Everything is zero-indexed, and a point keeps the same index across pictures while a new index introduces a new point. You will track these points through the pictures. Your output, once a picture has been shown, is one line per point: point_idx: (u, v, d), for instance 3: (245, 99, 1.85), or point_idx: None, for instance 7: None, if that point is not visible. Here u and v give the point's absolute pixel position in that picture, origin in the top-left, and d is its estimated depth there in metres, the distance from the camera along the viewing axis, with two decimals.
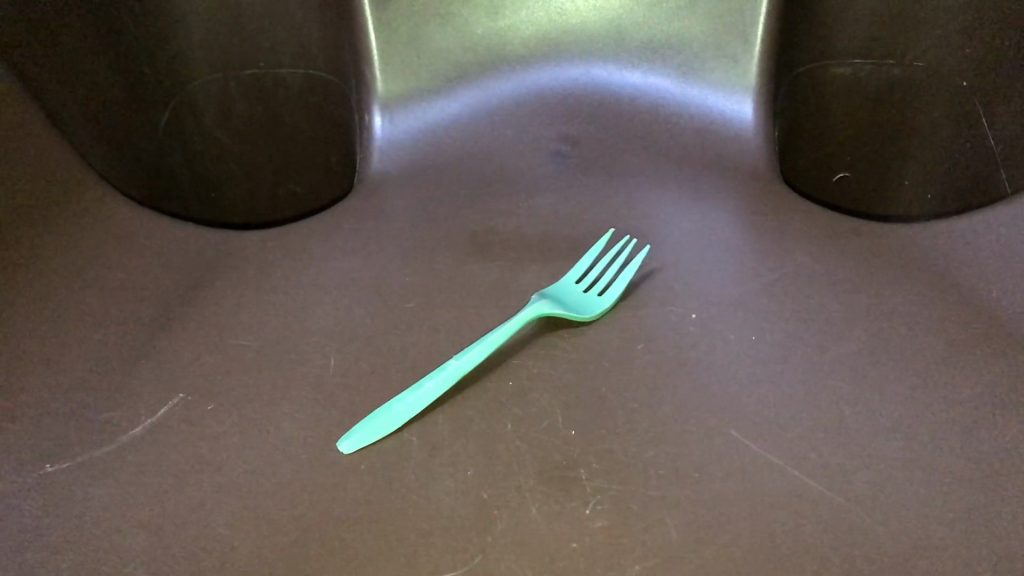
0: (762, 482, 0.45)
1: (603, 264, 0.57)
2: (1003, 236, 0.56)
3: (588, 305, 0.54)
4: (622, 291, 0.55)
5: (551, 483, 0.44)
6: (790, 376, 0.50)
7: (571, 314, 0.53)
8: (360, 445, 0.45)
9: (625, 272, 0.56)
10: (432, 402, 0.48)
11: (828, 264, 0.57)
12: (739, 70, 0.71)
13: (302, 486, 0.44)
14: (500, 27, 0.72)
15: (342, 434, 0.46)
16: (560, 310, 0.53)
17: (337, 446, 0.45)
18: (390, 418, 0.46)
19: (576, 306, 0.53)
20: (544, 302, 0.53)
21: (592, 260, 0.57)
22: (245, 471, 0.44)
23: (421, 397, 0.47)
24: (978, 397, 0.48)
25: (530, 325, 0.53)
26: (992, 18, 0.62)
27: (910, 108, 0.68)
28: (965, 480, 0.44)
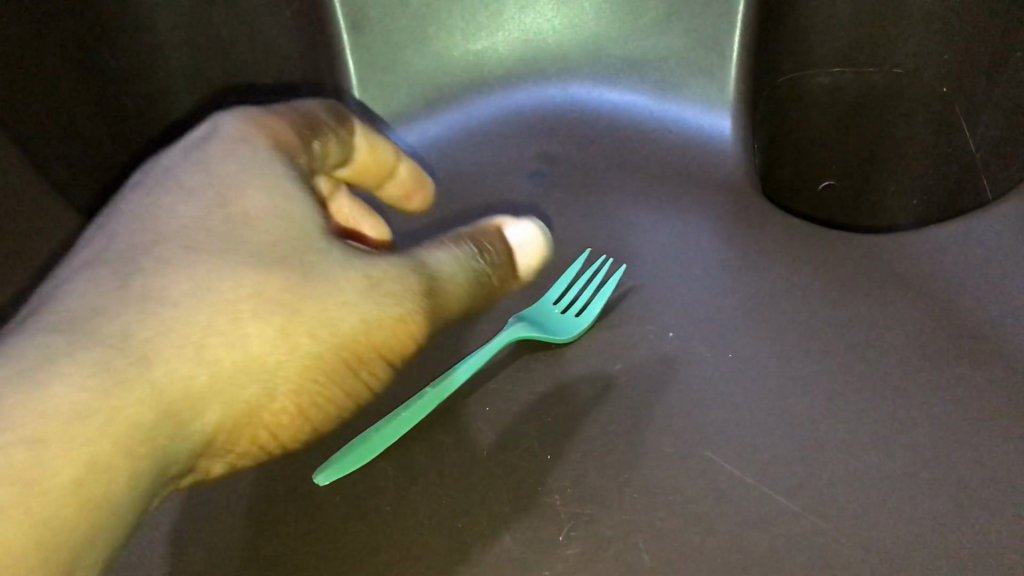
0: (734, 502, 0.45)
1: (580, 283, 0.57)
2: (986, 238, 0.55)
3: (564, 326, 0.54)
4: (598, 309, 0.55)
5: (527, 511, 0.45)
6: (764, 392, 0.50)
7: (547, 336, 0.53)
8: (336, 475, 0.46)
9: (600, 290, 0.56)
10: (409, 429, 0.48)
11: (805, 275, 0.57)
12: (718, 85, 0.68)
13: (286, 523, 0.45)
14: (477, 50, 0.71)
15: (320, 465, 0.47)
16: (535, 331, 0.53)
17: (314, 477, 0.46)
18: (366, 448, 0.47)
19: (552, 327, 0.53)
20: (520, 326, 0.53)
21: (571, 279, 0.57)
22: (238, 511, 0.46)
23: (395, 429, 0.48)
24: (949, 409, 0.48)
25: (505, 351, 0.53)
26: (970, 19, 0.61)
27: (893, 115, 0.68)
28: (934, 495, 0.45)
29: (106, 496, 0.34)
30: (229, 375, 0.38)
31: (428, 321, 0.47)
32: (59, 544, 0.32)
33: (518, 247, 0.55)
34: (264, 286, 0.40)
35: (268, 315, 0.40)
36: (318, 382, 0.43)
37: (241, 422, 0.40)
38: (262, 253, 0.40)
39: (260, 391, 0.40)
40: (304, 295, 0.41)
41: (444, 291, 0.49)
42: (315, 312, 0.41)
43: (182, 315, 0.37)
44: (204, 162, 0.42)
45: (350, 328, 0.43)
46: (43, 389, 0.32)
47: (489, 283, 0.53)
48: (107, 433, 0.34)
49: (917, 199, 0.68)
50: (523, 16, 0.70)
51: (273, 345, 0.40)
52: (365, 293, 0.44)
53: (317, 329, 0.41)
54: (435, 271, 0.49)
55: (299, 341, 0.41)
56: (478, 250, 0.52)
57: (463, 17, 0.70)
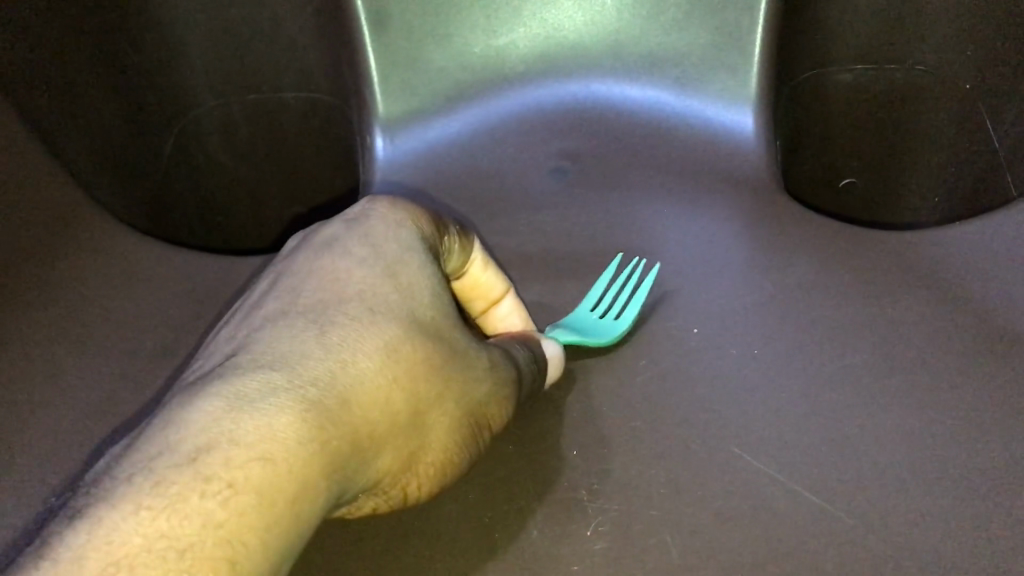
0: (762, 496, 0.45)
1: (616, 288, 0.57)
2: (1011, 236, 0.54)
3: (600, 332, 0.53)
4: (634, 315, 0.54)
5: (553, 506, 0.46)
6: (790, 386, 0.50)
7: (588, 341, 0.53)
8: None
9: (636, 297, 0.55)
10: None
11: (830, 272, 0.57)
12: (738, 79, 0.69)
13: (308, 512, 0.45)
14: (499, 46, 0.71)
15: None
16: (576, 337, 0.53)
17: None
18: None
19: (589, 332, 0.53)
20: (561, 331, 0.53)
21: (605, 285, 0.57)
22: None
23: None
24: (979, 404, 0.48)
25: None
26: (996, 12, 0.61)
27: (911, 113, 0.68)
28: (964, 489, 0.45)
29: (315, 514, 0.32)
30: (410, 421, 0.38)
31: (518, 393, 0.47)
32: (277, 549, 0.30)
33: (553, 354, 0.50)
34: (433, 349, 0.39)
35: (435, 382, 0.39)
36: (468, 454, 0.42)
37: (400, 481, 0.39)
38: (425, 321, 0.40)
39: (424, 450, 0.39)
40: (456, 370, 0.40)
41: (531, 381, 0.47)
42: (463, 389, 0.41)
43: (381, 363, 0.36)
44: (373, 232, 0.41)
45: (489, 406, 0.43)
46: (263, 414, 0.32)
47: (533, 391, 0.48)
48: (316, 459, 0.32)
49: (942, 201, 0.66)
50: (544, 13, 0.70)
51: (434, 408, 0.39)
52: (490, 372, 0.43)
53: (463, 406, 0.41)
54: (528, 372, 0.47)
55: (450, 419, 0.40)
56: (538, 351, 0.49)
57: (483, 14, 0.70)
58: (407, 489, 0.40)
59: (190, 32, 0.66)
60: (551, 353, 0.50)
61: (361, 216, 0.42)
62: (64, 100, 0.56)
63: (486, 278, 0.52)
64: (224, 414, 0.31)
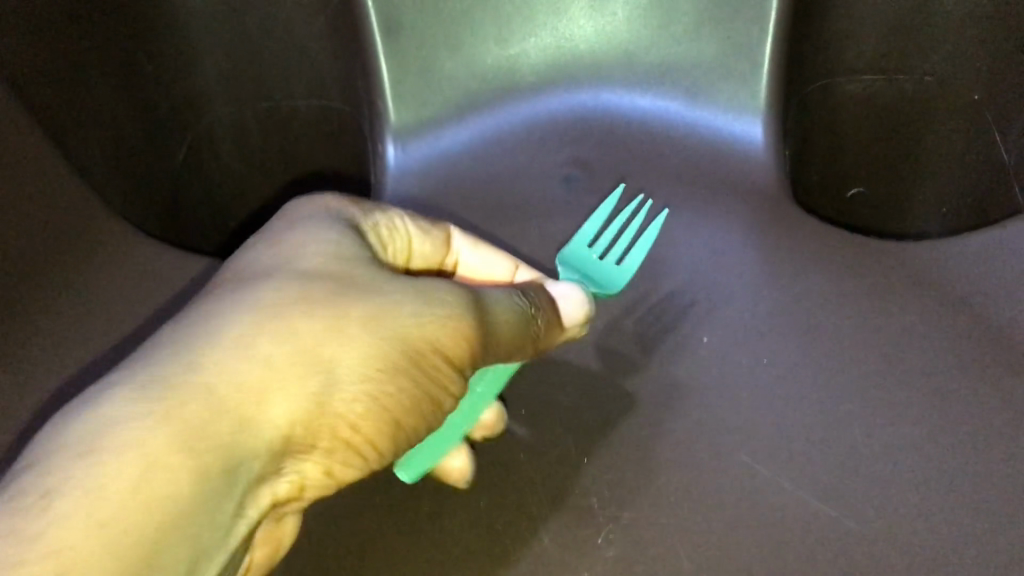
0: (770, 506, 0.46)
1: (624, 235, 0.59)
2: None
3: (609, 281, 0.56)
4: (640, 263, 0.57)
5: (563, 512, 0.47)
6: (798, 397, 0.51)
7: (596, 286, 0.56)
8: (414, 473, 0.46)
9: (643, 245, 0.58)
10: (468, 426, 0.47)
11: (840, 282, 0.57)
12: (749, 94, 0.68)
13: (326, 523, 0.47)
14: (511, 56, 0.71)
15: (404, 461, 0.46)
16: (585, 283, 0.56)
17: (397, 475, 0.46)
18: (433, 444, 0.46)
19: (597, 282, 0.56)
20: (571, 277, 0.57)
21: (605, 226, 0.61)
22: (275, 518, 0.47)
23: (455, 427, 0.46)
24: (988, 416, 0.48)
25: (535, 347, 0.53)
26: (1007, 26, 0.61)
27: (922, 124, 0.68)
28: (971, 501, 0.45)
29: (171, 483, 0.31)
30: (315, 364, 0.37)
31: (492, 326, 0.44)
32: (136, 536, 0.30)
33: (563, 304, 0.50)
34: (326, 294, 0.39)
35: (338, 320, 0.38)
36: (410, 384, 0.40)
37: (338, 432, 0.38)
38: (312, 276, 0.39)
39: (349, 397, 0.38)
40: (367, 305, 0.39)
41: (510, 317, 0.46)
42: (386, 322, 0.39)
43: (243, 326, 0.36)
44: (283, 224, 0.43)
45: (428, 329, 0.41)
46: (94, 411, 0.32)
47: (540, 334, 0.48)
48: (152, 437, 0.32)
49: (947, 213, 0.67)
50: (556, 24, 0.70)
51: (346, 346, 0.38)
52: (416, 296, 0.41)
53: (391, 340, 0.39)
54: (501, 307, 0.45)
55: (374, 357, 0.39)
56: (527, 297, 0.48)
57: (495, 23, 0.70)
58: (352, 440, 0.39)
59: (202, 42, 0.67)
60: (558, 303, 0.50)
61: (277, 217, 0.45)
62: (74, 107, 0.56)
63: (483, 261, 0.55)
64: (57, 425, 0.32)
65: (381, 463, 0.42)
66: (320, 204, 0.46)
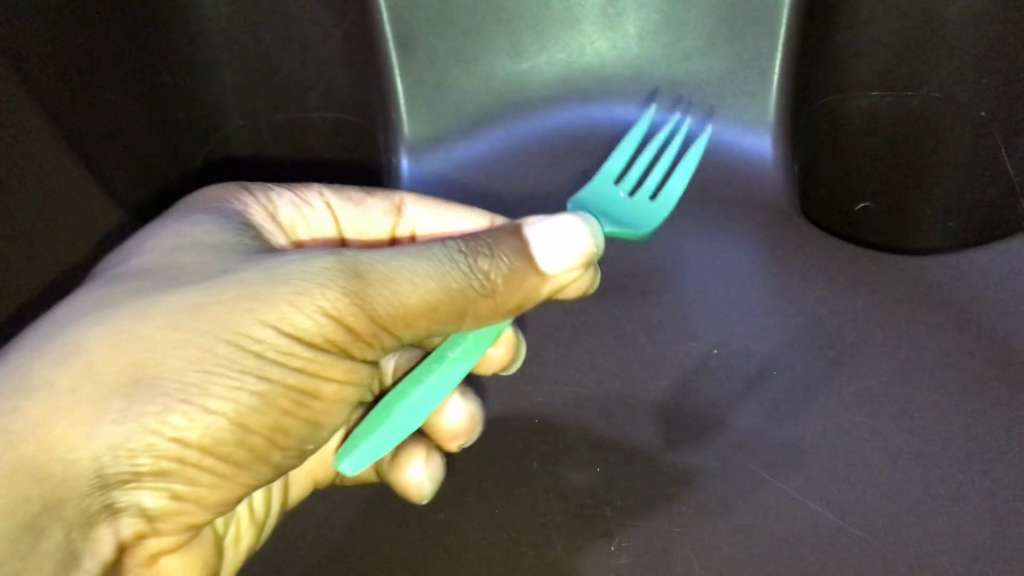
0: (778, 515, 0.47)
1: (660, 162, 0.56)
2: None
3: (644, 222, 0.52)
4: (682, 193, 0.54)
5: (578, 520, 0.48)
6: (809, 407, 0.52)
7: (631, 230, 0.52)
8: (360, 465, 0.40)
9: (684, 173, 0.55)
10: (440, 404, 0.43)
11: (852, 293, 0.57)
12: (757, 106, 0.70)
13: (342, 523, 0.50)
14: (524, 70, 0.72)
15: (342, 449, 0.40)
16: (620, 228, 0.51)
17: (338, 468, 0.40)
18: (391, 429, 0.41)
19: (630, 222, 0.52)
20: (605, 225, 0.51)
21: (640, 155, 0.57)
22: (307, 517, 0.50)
23: (422, 406, 0.42)
24: (995, 430, 0.49)
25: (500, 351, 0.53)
26: (1007, 49, 0.58)
27: (928, 137, 0.63)
28: (975, 513, 0.46)
29: None
30: (133, 384, 0.35)
31: (384, 294, 0.40)
32: None
33: (540, 249, 0.43)
34: (146, 308, 0.37)
35: (164, 330, 0.36)
36: (253, 385, 0.38)
37: (188, 449, 0.36)
38: (143, 292, 0.38)
39: (189, 410, 0.36)
40: (196, 302, 0.37)
41: (420, 279, 0.40)
42: (222, 317, 0.37)
43: (60, 364, 0.35)
44: (154, 230, 0.44)
45: (276, 319, 0.38)
46: None
47: (497, 289, 0.42)
48: None
49: None
50: (569, 39, 0.71)
51: (176, 353, 0.36)
52: (269, 285, 0.38)
53: (230, 336, 0.37)
54: (403, 270, 0.40)
55: (210, 357, 0.36)
56: (461, 250, 0.42)
57: (509, 40, 0.71)
58: (214, 451, 0.37)
59: None
60: (533, 251, 0.43)
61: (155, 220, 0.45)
62: (109, 126, 0.58)
63: (438, 220, 0.57)
64: None
65: (260, 470, 0.40)
66: (200, 216, 0.45)
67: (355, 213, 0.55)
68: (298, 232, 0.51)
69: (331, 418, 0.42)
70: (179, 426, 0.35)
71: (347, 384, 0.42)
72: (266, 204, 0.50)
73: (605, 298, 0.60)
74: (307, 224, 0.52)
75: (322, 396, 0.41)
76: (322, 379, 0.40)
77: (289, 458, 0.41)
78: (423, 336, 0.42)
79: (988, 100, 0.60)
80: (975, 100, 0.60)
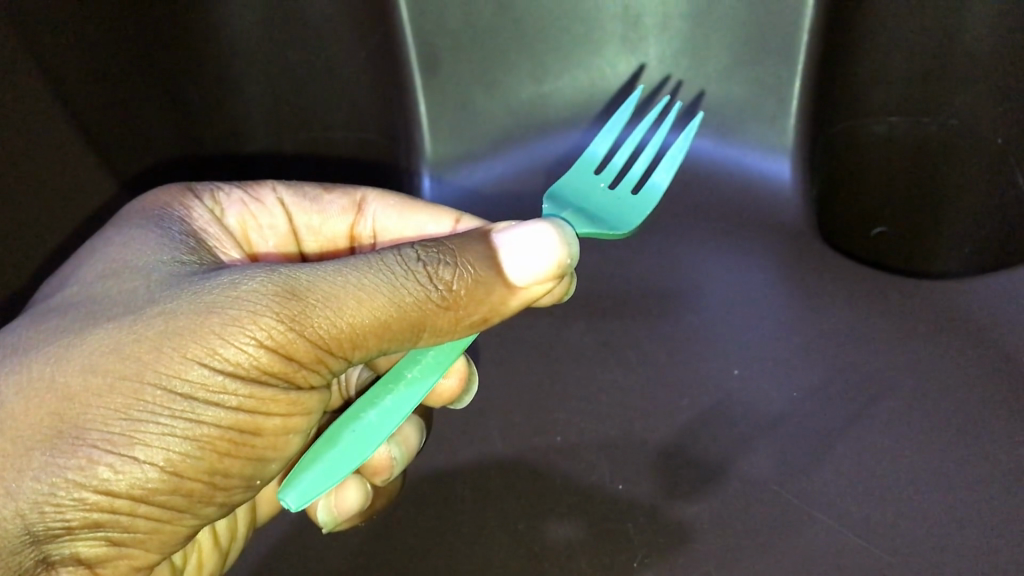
0: (789, 530, 0.52)
1: (642, 158, 0.52)
2: None
3: (624, 220, 0.48)
4: (666, 187, 0.50)
5: (604, 536, 0.53)
6: (822, 432, 0.56)
7: (605, 230, 0.47)
8: (306, 497, 0.38)
9: (666, 165, 0.51)
10: (397, 426, 0.39)
11: (866, 320, 0.61)
12: (777, 130, 0.70)
13: (380, 531, 0.54)
14: (544, 93, 0.73)
15: (285, 482, 0.38)
16: (596, 228, 0.47)
17: (281, 502, 0.38)
18: (339, 457, 0.39)
19: (608, 221, 0.48)
20: (579, 224, 0.47)
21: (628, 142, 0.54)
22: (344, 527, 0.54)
23: (373, 429, 0.39)
24: (999, 455, 0.53)
25: (450, 380, 0.53)
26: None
27: (948, 162, 0.63)
28: (976, 531, 0.50)
29: None
30: (54, 437, 0.32)
31: (325, 315, 0.36)
32: None
33: (507, 257, 0.40)
34: (66, 350, 0.34)
35: (85, 376, 0.33)
36: (186, 431, 0.35)
37: (119, 500, 0.34)
38: (69, 327, 0.35)
39: (114, 462, 0.33)
40: (118, 341, 0.34)
41: (368, 296, 0.37)
42: (147, 357, 0.34)
43: None
44: (87, 248, 0.40)
45: (207, 359, 0.34)
46: None
47: (458, 300, 0.38)
48: None
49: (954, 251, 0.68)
50: (589, 62, 0.72)
51: (98, 402, 0.33)
52: (197, 320, 0.35)
53: (156, 379, 0.34)
54: (349, 286, 0.37)
55: (135, 403, 0.33)
56: (417, 259, 0.38)
57: (531, 65, 0.72)
58: (148, 499, 0.35)
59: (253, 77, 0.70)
60: (500, 259, 0.39)
61: (92, 237, 0.41)
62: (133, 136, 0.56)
63: (405, 225, 0.54)
64: None
65: (201, 506, 0.38)
66: (142, 225, 0.41)
67: (311, 213, 0.52)
68: (249, 233, 0.49)
69: (278, 449, 0.39)
70: (106, 478, 0.33)
71: (293, 413, 0.39)
72: (214, 206, 0.47)
73: (629, 322, 0.64)
74: (258, 225, 0.50)
75: (264, 430, 0.38)
76: (262, 413, 0.37)
77: (233, 491, 0.39)
78: (377, 354, 0.39)
79: (1004, 128, 0.60)
80: (990, 129, 0.61)
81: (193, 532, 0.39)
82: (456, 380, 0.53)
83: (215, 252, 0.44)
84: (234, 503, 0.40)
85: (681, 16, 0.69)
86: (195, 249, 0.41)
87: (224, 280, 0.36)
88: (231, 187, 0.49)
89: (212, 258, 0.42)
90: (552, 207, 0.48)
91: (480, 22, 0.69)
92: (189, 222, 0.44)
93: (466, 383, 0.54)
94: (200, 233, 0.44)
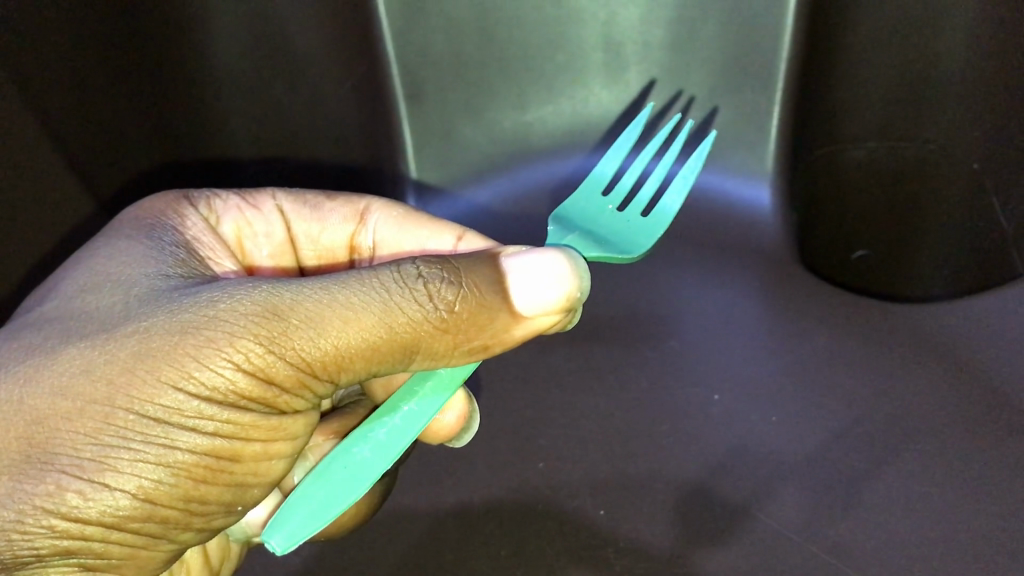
0: (765, 555, 0.54)
1: (652, 177, 0.51)
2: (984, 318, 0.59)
3: (635, 244, 0.47)
4: (677, 210, 0.49)
5: (582, 561, 0.54)
6: (798, 458, 0.58)
7: (616, 254, 0.46)
8: (292, 541, 0.37)
9: (677, 187, 0.49)
10: (389, 463, 0.38)
11: (843, 345, 0.63)
12: (755, 157, 0.72)
13: (369, 556, 0.55)
14: (528, 123, 0.75)
15: (274, 521, 0.37)
16: (605, 252, 0.46)
17: (266, 543, 0.37)
18: (330, 496, 0.37)
19: (619, 245, 0.46)
20: (587, 248, 0.46)
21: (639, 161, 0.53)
22: (333, 550, 0.55)
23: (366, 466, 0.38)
24: (971, 479, 0.54)
25: (451, 413, 0.53)
26: (991, 97, 0.55)
27: (929, 184, 0.61)
28: (947, 554, 0.52)
29: None
30: (21, 463, 0.31)
31: (308, 336, 0.35)
32: None
33: (515, 283, 0.38)
34: (36, 369, 0.33)
35: (54, 399, 0.32)
36: (161, 457, 0.34)
37: (89, 527, 0.33)
38: (42, 346, 0.34)
39: (85, 489, 0.32)
40: (90, 363, 0.33)
41: (357, 316, 0.36)
42: (118, 380, 0.33)
43: None
44: (71, 262, 0.39)
45: (184, 381, 0.33)
46: None
47: (459, 322, 0.37)
48: None
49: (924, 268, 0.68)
50: (571, 91, 0.74)
51: (67, 426, 0.32)
52: (172, 342, 0.34)
53: (127, 404, 0.33)
54: (336, 305, 0.36)
55: (106, 429, 0.32)
56: (417, 276, 0.37)
57: (516, 95, 0.73)
58: (121, 525, 0.34)
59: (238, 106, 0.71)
60: (505, 284, 0.38)
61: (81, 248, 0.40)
62: None
63: (404, 235, 0.53)
64: None
65: (179, 531, 0.37)
66: (130, 233, 0.40)
67: (310, 222, 0.52)
68: (243, 241, 0.49)
69: (260, 474, 0.39)
70: (78, 505, 0.32)
71: (275, 438, 0.38)
72: (208, 214, 0.47)
73: (613, 346, 0.66)
74: (253, 232, 0.50)
75: (244, 455, 0.37)
76: (241, 438, 0.36)
77: (213, 516, 0.38)
78: (368, 376, 0.38)
79: (980, 153, 0.57)
80: (967, 155, 0.58)
81: (172, 556, 0.38)
82: (455, 418, 0.54)
83: (208, 262, 0.43)
84: (214, 527, 0.39)
85: (662, 46, 0.70)
86: (185, 260, 0.40)
87: (206, 296, 0.35)
88: (228, 194, 0.50)
89: (204, 270, 0.41)
90: (559, 228, 0.47)
91: (465, 55, 0.70)
92: (183, 232, 0.44)
93: (465, 422, 0.54)
94: (193, 243, 0.44)
